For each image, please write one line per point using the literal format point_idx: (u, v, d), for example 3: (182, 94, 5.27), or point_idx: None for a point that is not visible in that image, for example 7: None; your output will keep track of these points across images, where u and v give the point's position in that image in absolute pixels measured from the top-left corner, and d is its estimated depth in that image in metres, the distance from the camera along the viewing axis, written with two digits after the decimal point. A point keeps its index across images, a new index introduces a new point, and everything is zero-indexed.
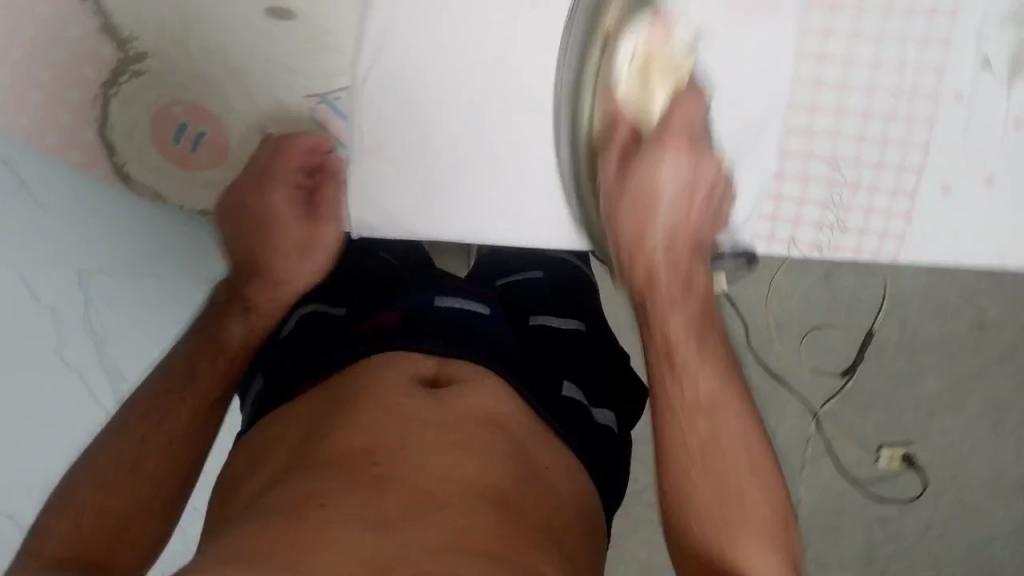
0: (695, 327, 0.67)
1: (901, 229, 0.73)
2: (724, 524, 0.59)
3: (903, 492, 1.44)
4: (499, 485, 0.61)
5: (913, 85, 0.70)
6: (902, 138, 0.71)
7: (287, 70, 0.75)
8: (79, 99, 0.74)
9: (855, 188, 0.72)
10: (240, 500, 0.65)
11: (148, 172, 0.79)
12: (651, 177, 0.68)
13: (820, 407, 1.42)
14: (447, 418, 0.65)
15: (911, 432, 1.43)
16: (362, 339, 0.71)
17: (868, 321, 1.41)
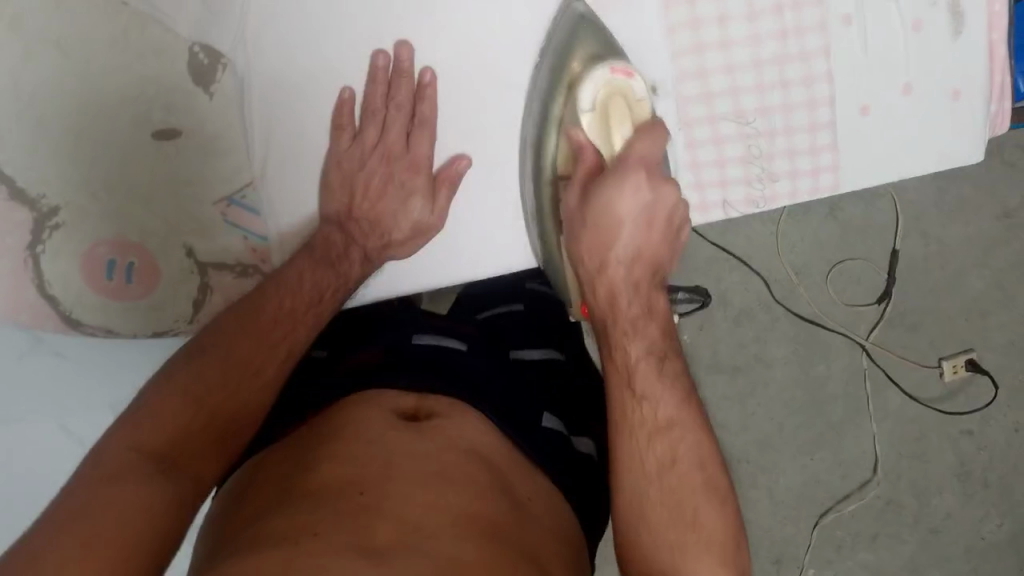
0: (646, 309, 0.67)
1: (831, 160, 0.72)
2: (692, 560, 0.59)
3: (976, 400, 1.39)
4: (484, 514, 0.59)
5: (796, 22, 0.69)
6: (802, 76, 0.70)
7: (191, 183, 0.75)
8: (12, 269, 0.73)
9: (770, 136, 0.71)
10: (219, 534, 0.61)
11: (96, 316, 0.77)
12: (609, 210, 0.66)
13: (866, 338, 1.38)
14: (430, 449, 0.63)
15: (967, 337, 1.38)
16: (343, 385, 0.72)
17: (888, 242, 1.37)
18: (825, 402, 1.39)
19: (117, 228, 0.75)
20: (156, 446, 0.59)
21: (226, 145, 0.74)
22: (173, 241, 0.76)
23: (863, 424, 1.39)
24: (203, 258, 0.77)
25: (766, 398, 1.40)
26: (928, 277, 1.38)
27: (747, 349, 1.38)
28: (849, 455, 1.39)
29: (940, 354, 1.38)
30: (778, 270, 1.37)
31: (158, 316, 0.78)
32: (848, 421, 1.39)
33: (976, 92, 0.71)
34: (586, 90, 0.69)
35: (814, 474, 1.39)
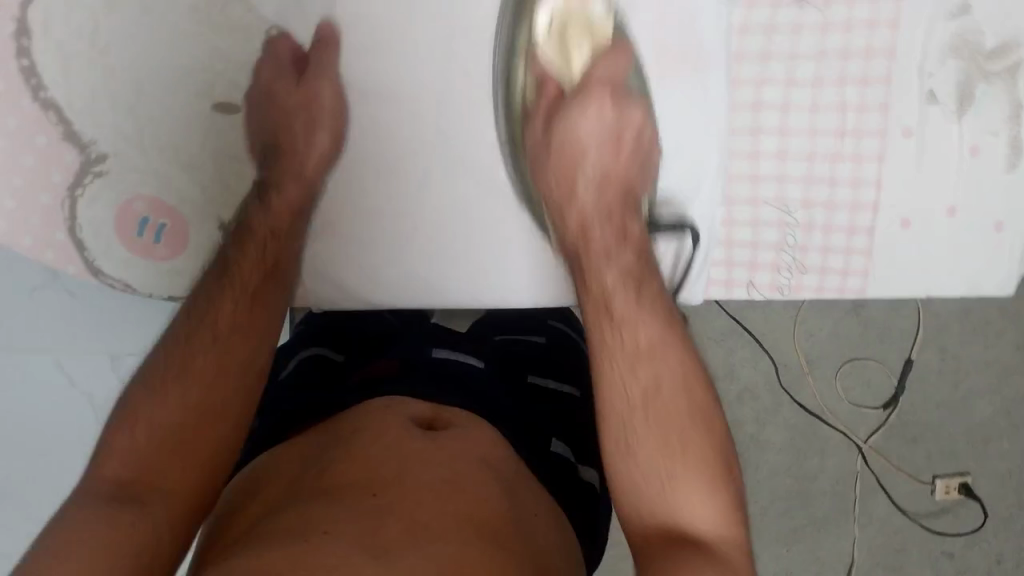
0: (620, 240, 0.72)
1: (863, 264, 0.75)
2: (671, 470, 0.63)
3: (962, 524, 1.37)
4: (490, 518, 0.61)
5: (857, 124, 0.72)
6: (852, 177, 0.73)
7: (235, 159, 0.79)
8: (50, 206, 0.76)
9: (808, 230, 0.75)
10: (235, 523, 0.64)
11: (118, 269, 0.79)
12: (573, 134, 0.72)
13: (865, 442, 1.37)
14: (443, 456, 0.66)
15: (964, 461, 1.37)
16: (361, 390, 0.74)
17: (905, 350, 1.35)
18: (813, 496, 1.38)
19: (155, 189, 0.78)
20: (128, 476, 0.63)
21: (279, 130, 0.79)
22: (209, 214, 0.79)
23: (846, 526, 1.39)
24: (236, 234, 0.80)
25: (754, 481, 1.39)
26: (937, 393, 1.37)
27: (744, 427, 1.38)
28: (827, 552, 1.39)
29: (934, 471, 1.37)
30: (790, 357, 1.36)
31: (179, 281, 0.80)
32: (831, 520, 1.39)
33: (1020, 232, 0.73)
34: (543, 23, 0.73)
35: (786, 564, 1.40)
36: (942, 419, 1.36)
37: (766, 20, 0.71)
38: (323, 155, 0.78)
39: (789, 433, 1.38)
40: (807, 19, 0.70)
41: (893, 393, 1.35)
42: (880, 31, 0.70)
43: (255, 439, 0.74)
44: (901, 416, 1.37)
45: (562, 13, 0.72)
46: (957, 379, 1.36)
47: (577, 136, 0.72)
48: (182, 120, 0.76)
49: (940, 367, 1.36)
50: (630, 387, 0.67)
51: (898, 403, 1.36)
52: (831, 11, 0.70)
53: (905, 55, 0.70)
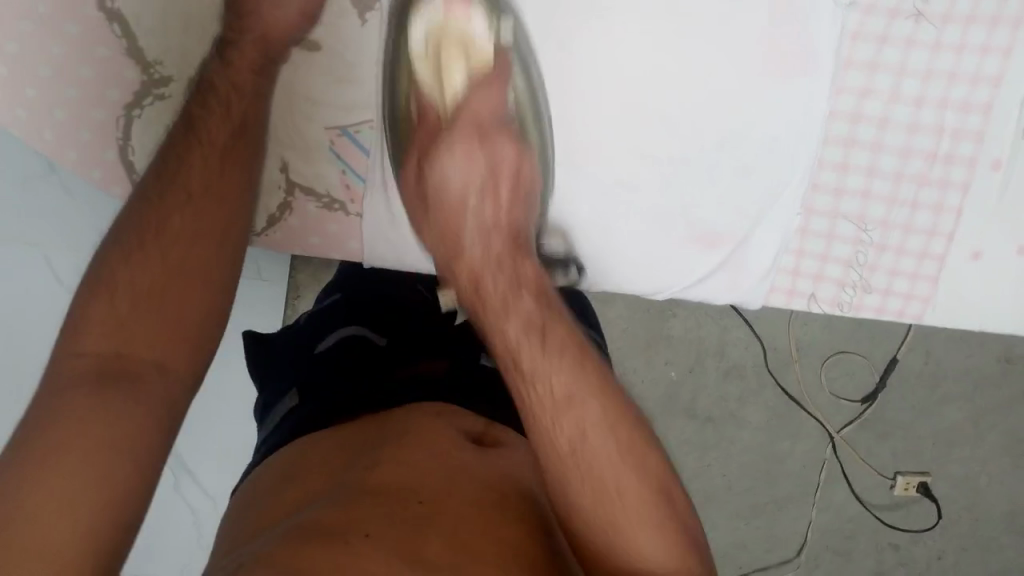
0: (513, 283, 0.66)
1: (926, 291, 0.77)
2: (596, 467, 0.57)
3: (915, 521, 1.42)
4: (542, 547, 0.55)
5: (950, 150, 0.73)
6: (933, 203, 0.75)
7: (309, 101, 0.77)
8: (104, 120, 0.76)
9: (880, 250, 0.77)
10: (268, 510, 0.58)
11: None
12: (439, 177, 0.68)
13: (838, 431, 1.40)
14: (496, 476, 0.60)
15: (928, 461, 1.41)
16: (406, 388, 0.68)
17: (890, 347, 1.38)
18: (779, 476, 1.41)
19: None
20: (110, 340, 0.58)
21: (357, 75, 0.75)
22: (273, 154, 0.79)
23: (804, 509, 1.42)
24: (295, 178, 0.80)
25: (725, 455, 1.41)
26: (914, 392, 1.39)
27: (725, 403, 1.40)
28: (783, 531, 1.42)
29: (897, 467, 1.41)
30: (780, 342, 1.38)
31: None
32: (793, 502, 1.42)
33: None
34: (419, 26, 0.70)
35: (742, 538, 1.43)
36: (914, 416, 1.40)
37: (880, 29, 0.71)
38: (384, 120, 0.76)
39: (766, 413, 1.40)
40: (921, 35, 0.70)
41: (875, 389, 1.38)
42: (990, 58, 0.70)
43: (290, 423, 0.68)
44: (876, 412, 1.40)
45: (449, 24, 0.69)
46: (934, 381, 1.39)
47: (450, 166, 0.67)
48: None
49: (922, 367, 1.38)
50: (539, 384, 0.60)
51: (878, 399, 1.37)
52: (945, 31, 0.70)
53: (1010, 87, 0.71)
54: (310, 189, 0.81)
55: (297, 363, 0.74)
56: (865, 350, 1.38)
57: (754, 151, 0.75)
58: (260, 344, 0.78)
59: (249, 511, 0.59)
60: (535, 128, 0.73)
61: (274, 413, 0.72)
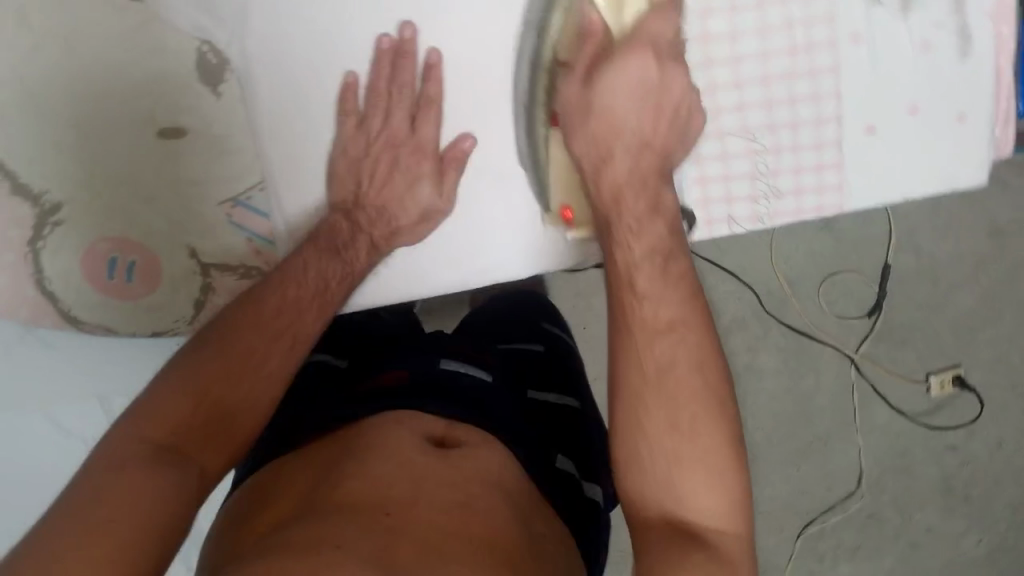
0: (652, 205, 0.68)
1: (835, 179, 0.75)
2: (680, 413, 0.61)
3: (961, 416, 1.40)
4: (500, 540, 0.62)
5: (807, 39, 0.72)
6: (810, 93, 0.73)
7: (196, 182, 0.76)
8: (13, 263, 0.75)
9: (776, 153, 0.75)
10: (251, 532, 0.65)
11: (96, 315, 0.78)
12: (609, 94, 0.67)
13: (856, 351, 1.39)
14: (457, 477, 0.68)
15: (953, 355, 1.40)
16: (369, 403, 0.76)
17: (880, 256, 1.39)
18: (814, 414, 1.40)
19: (120, 227, 0.76)
20: (162, 430, 0.59)
21: (234, 144, 0.76)
22: (178, 242, 0.77)
23: (850, 438, 1.40)
24: (208, 259, 0.79)
25: (754, 408, 1.40)
26: (918, 291, 1.40)
27: (738, 357, 1.38)
28: (836, 468, 1.40)
29: (926, 369, 1.40)
30: (771, 282, 1.37)
31: (161, 314, 0.80)
32: (835, 435, 1.40)
33: (981, 120, 0.74)
34: None
35: (799, 485, 1.39)
36: (925, 316, 1.40)
37: None
38: (277, 168, 0.76)
39: (784, 356, 1.39)
40: None
41: (877, 298, 1.38)
42: None
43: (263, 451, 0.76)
44: (885, 322, 1.39)
45: None
46: (933, 275, 1.40)
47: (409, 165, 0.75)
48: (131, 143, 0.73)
49: (916, 267, 1.40)
50: (652, 313, 0.63)
51: (883, 308, 1.37)
52: None
53: None
54: (224, 264, 0.79)
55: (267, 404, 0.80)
56: (855, 264, 1.38)
57: None
58: None
59: (224, 543, 0.66)
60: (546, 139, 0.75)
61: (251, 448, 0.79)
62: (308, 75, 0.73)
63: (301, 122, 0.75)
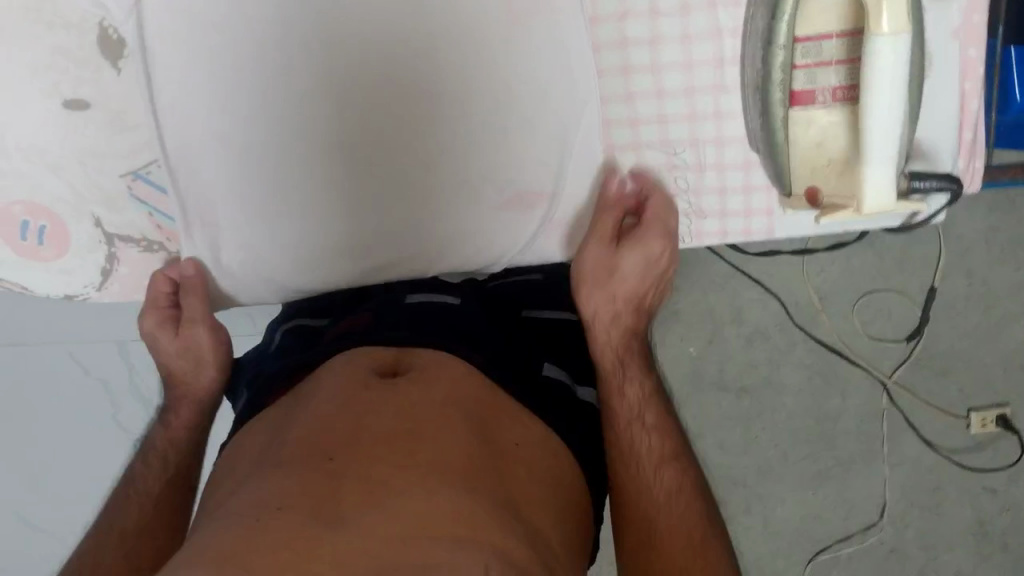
0: (625, 346, 0.70)
1: (766, 203, 0.70)
2: (655, 496, 0.66)
3: (1002, 459, 1.23)
4: (459, 463, 0.57)
5: (732, 52, 0.67)
6: (734, 110, 0.68)
7: (97, 153, 0.69)
8: None
9: (699, 170, 0.70)
10: (223, 492, 0.61)
11: (10, 272, 0.72)
12: (616, 263, 0.68)
13: (889, 376, 1.22)
14: (403, 404, 0.61)
15: (1002, 391, 1.22)
16: (341, 341, 0.69)
17: (925, 278, 1.20)
18: (835, 437, 1.24)
19: (28, 189, 0.70)
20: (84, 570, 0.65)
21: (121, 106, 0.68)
22: (83, 211, 0.71)
23: (875, 467, 1.24)
24: (113, 228, 0.72)
25: (770, 424, 1.24)
26: (966, 320, 1.21)
27: (755, 371, 1.23)
28: (856, 494, 1.24)
29: (969, 404, 1.22)
30: (797, 291, 1.21)
31: (66, 280, 0.74)
32: (859, 462, 1.24)
33: (939, 151, 0.66)
34: None
35: (812, 509, 1.25)
36: (975, 346, 1.22)
37: None
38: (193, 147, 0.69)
39: (809, 373, 1.23)
40: None
41: (918, 323, 1.20)
42: None
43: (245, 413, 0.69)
44: (928, 348, 1.21)
45: None
46: (986, 306, 1.21)
47: (192, 300, 0.71)
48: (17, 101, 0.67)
49: (967, 293, 1.21)
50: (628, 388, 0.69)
51: (923, 334, 1.20)
52: None
53: None
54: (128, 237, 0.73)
55: (256, 361, 0.74)
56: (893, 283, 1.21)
57: (529, 105, 0.68)
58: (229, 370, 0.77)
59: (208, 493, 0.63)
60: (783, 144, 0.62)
61: (234, 404, 0.73)
62: (228, 51, 0.66)
63: (296, 167, 0.69)
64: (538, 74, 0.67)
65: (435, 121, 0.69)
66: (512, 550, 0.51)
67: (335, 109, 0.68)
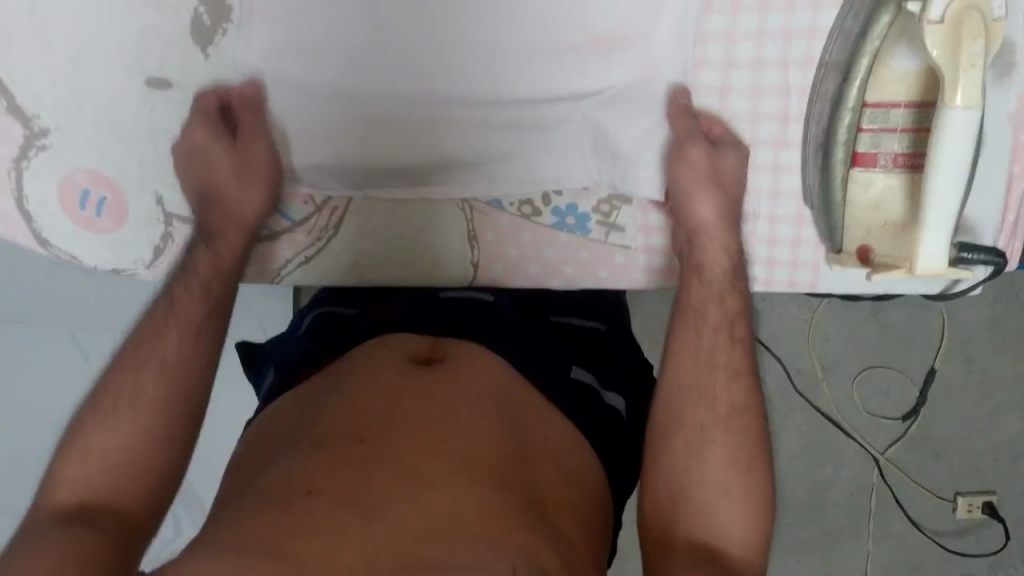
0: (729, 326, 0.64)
1: (813, 256, 0.72)
2: (702, 479, 0.60)
3: (985, 546, 1.25)
4: (488, 456, 0.58)
5: (799, 110, 0.68)
6: (794, 164, 0.69)
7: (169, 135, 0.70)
8: None
9: (752, 218, 0.71)
10: (248, 465, 0.63)
11: (69, 242, 0.73)
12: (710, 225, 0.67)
13: (882, 452, 1.23)
14: (436, 391, 0.62)
15: (992, 478, 1.24)
16: (373, 328, 0.69)
17: (928, 358, 1.22)
18: (824, 506, 1.24)
19: (94, 159, 0.70)
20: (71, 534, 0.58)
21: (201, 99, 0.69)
22: (146, 187, 0.72)
23: (858, 541, 1.25)
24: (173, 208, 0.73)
25: None
26: (964, 404, 1.23)
27: None
28: (837, 564, 1.26)
29: (958, 488, 1.24)
30: (802, 361, 1.22)
31: (124, 252, 0.73)
32: (844, 532, 1.25)
33: (982, 232, 0.69)
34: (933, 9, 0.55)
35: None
36: (971, 432, 1.23)
37: None
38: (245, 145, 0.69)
39: (808, 440, 1.23)
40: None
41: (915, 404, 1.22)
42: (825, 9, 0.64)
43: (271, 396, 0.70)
44: (923, 428, 1.23)
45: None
46: (985, 393, 1.22)
47: (215, 152, 0.68)
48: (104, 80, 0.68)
49: (969, 379, 1.22)
50: (706, 302, 0.65)
51: (920, 414, 1.22)
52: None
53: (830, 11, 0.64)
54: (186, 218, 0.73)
55: (284, 343, 0.76)
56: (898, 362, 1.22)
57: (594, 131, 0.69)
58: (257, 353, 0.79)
59: (236, 461, 0.65)
60: (840, 206, 0.67)
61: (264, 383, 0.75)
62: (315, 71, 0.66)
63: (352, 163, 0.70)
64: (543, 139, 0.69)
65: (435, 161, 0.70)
66: (540, 556, 0.52)
67: (401, 121, 0.68)
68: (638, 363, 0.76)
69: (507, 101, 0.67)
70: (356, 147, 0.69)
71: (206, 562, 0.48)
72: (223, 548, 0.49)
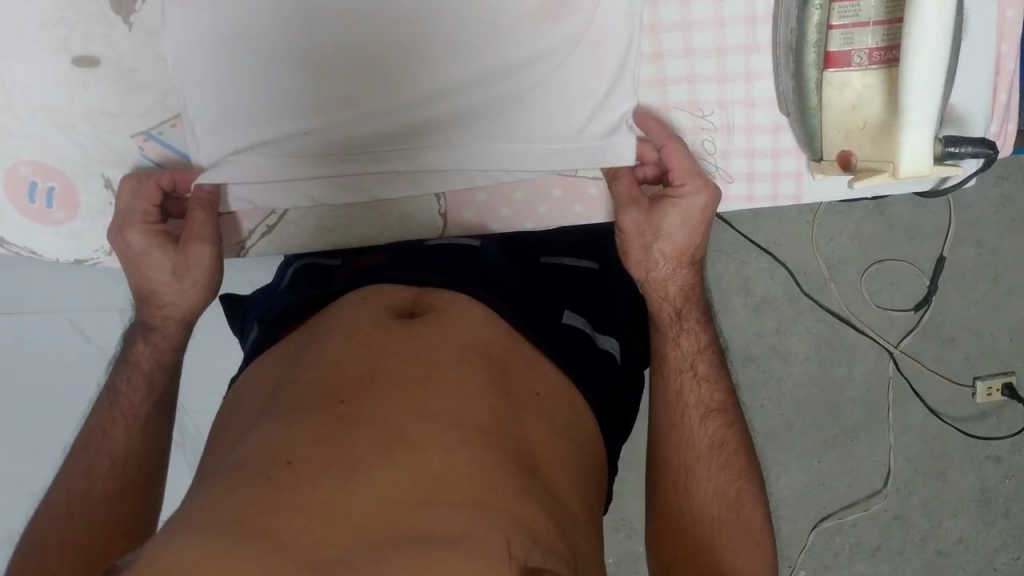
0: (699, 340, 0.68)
1: (795, 165, 0.70)
2: (718, 476, 0.64)
3: (1008, 427, 1.22)
4: (474, 417, 0.55)
5: (765, 11, 0.65)
6: (766, 70, 0.67)
7: (108, 114, 0.68)
8: None
9: (727, 133, 0.69)
10: (217, 454, 0.59)
11: (22, 237, 0.71)
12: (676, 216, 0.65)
13: (896, 345, 1.20)
14: (418, 352, 0.60)
15: (1008, 359, 1.21)
16: (353, 282, 0.68)
17: (934, 246, 1.18)
18: (841, 406, 1.22)
19: (36, 149, 0.68)
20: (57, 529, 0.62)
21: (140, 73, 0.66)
22: (92, 171, 0.69)
23: (877, 435, 1.22)
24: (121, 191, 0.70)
25: (778, 392, 1.21)
26: (975, 288, 1.19)
27: (764, 339, 1.20)
28: (860, 462, 1.22)
29: (975, 373, 1.21)
30: (806, 263, 1.18)
31: (80, 241, 0.71)
32: (864, 430, 1.22)
33: (973, 115, 0.64)
34: None
35: (818, 477, 1.23)
36: (984, 316, 1.20)
37: None
38: (195, 112, 0.66)
39: (817, 343, 1.20)
40: None
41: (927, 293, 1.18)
42: None
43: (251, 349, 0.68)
44: (936, 317, 1.20)
45: None
46: (996, 275, 1.19)
47: (153, 255, 0.65)
48: (30, 64, 0.66)
49: (978, 262, 1.19)
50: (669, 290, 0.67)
51: (933, 302, 1.18)
52: None
53: None
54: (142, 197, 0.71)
55: (265, 296, 0.74)
56: (906, 253, 1.19)
57: (551, 57, 0.65)
58: (239, 306, 0.77)
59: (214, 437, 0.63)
60: (817, 109, 0.63)
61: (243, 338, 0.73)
62: (252, 24, 0.64)
63: (303, 118, 0.67)
64: (498, 71, 0.66)
65: (393, 107, 0.67)
66: (537, 523, 0.49)
67: (357, 69, 0.66)
68: (632, 302, 0.76)
69: (456, 30, 0.65)
70: (311, 102, 0.67)
71: (183, 537, 0.42)
72: (194, 529, 0.43)
